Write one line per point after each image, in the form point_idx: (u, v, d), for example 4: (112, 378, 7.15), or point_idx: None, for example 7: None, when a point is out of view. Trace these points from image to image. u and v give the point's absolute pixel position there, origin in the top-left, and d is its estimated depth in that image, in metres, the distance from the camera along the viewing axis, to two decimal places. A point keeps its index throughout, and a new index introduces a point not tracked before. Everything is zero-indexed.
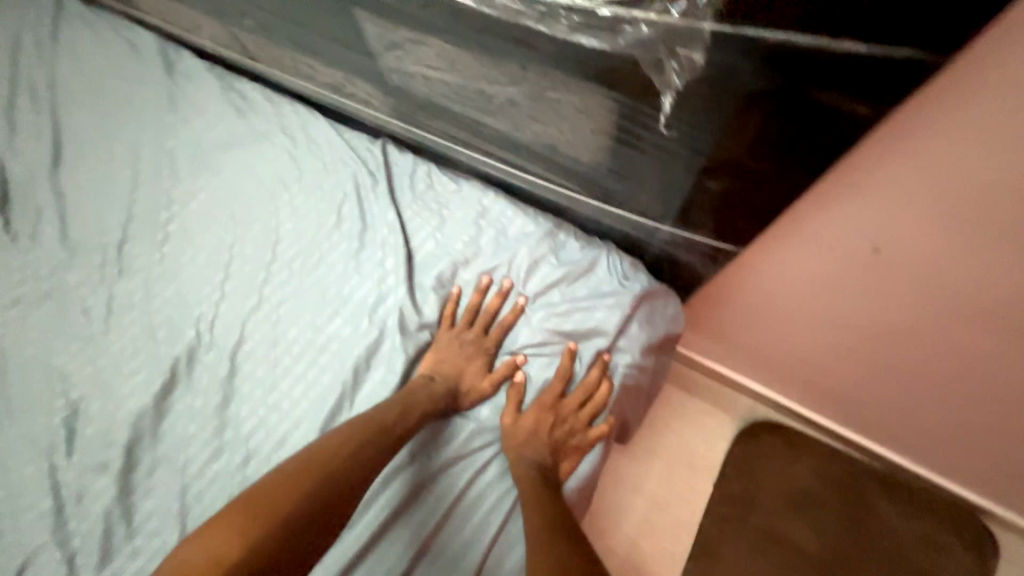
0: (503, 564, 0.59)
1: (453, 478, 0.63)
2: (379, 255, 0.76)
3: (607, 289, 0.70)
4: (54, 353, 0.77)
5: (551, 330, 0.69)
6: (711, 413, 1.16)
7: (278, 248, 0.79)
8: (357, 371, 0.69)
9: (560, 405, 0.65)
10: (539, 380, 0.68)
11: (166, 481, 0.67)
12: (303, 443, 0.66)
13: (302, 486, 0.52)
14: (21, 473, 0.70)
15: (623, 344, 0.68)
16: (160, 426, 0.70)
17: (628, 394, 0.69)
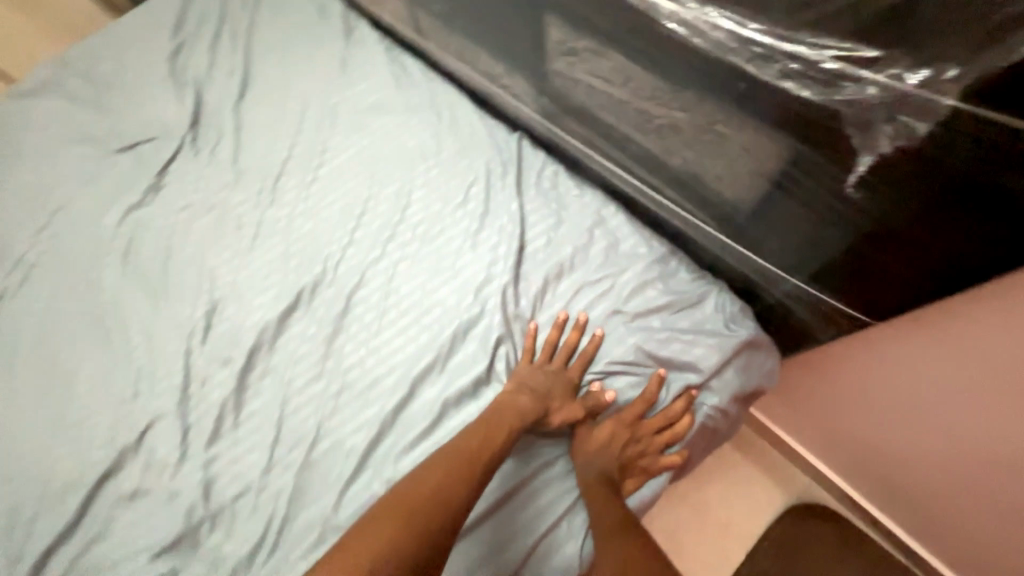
0: (559, 550, 0.62)
1: (519, 466, 0.66)
2: (495, 239, 0.80)
3: (710, 327, 0.69)
4: (207, 256, 0.89)
5: (643, 352, 0.69)
6: (762, 481, 1.13)
7: (407, 211, 0.86)
8: (453, 339, 0.75)
9: (637, 426, 0.66)
10: (619, 397, 0.68)
11: (273, 388, 0.77)
12: (394, 390, 0.73)
13: (407, 521, 0.55)
14: (162, 347, 0.82)
15: (715, 384, 0.67)
16: (277, 341, 0.80)
17: (706, 434, 0.68)
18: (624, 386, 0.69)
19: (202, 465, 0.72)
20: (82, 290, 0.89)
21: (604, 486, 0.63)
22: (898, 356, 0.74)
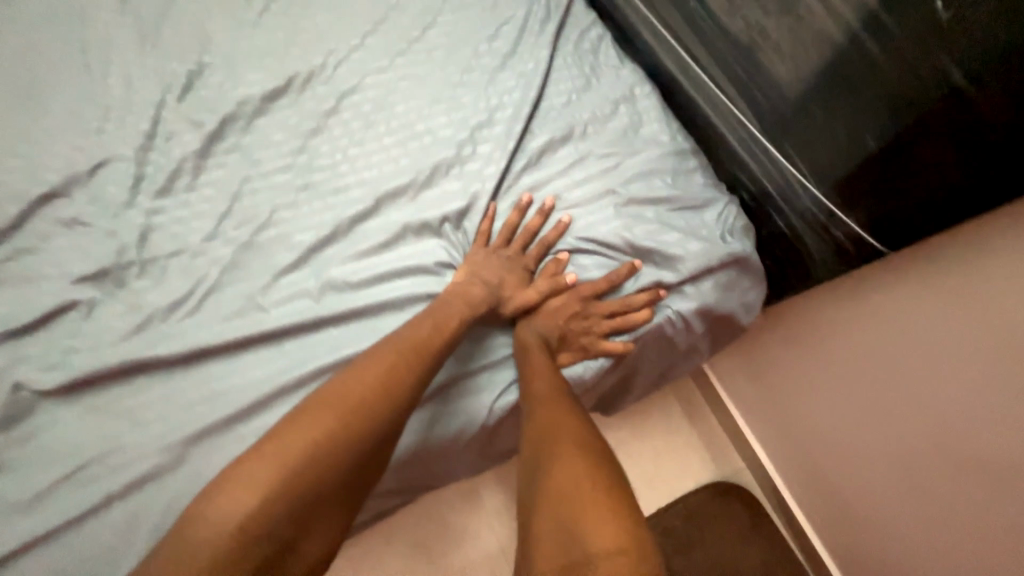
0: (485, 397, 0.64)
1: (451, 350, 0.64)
2: (513, 83, 0.72)
3: (704, 234, 0.63)
4: (208, 17, 0.82)
5: (625, 238, 0.62)
6: (694, 450, 1.12)
7: (429, 31, 0.77)
8: (434, 169, 0.68)
9: (590, 304, 0.62)
10: (582, 276, 0.63)
11: (237, 165, 0.72)
12: (356, 201, 0.68)
13: (335, 435, 0.51)
14: (136, 93, 0.77)
15: (686, 291, 0.62)
16: (255, 121, 0.74)
17: (658, 339, 0.65)
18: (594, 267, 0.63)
19: (147, 213, 0.69)
20: (66, 12, 0.82)
21: (538, 351, 0.62)
22: (856, 313, 0.76)
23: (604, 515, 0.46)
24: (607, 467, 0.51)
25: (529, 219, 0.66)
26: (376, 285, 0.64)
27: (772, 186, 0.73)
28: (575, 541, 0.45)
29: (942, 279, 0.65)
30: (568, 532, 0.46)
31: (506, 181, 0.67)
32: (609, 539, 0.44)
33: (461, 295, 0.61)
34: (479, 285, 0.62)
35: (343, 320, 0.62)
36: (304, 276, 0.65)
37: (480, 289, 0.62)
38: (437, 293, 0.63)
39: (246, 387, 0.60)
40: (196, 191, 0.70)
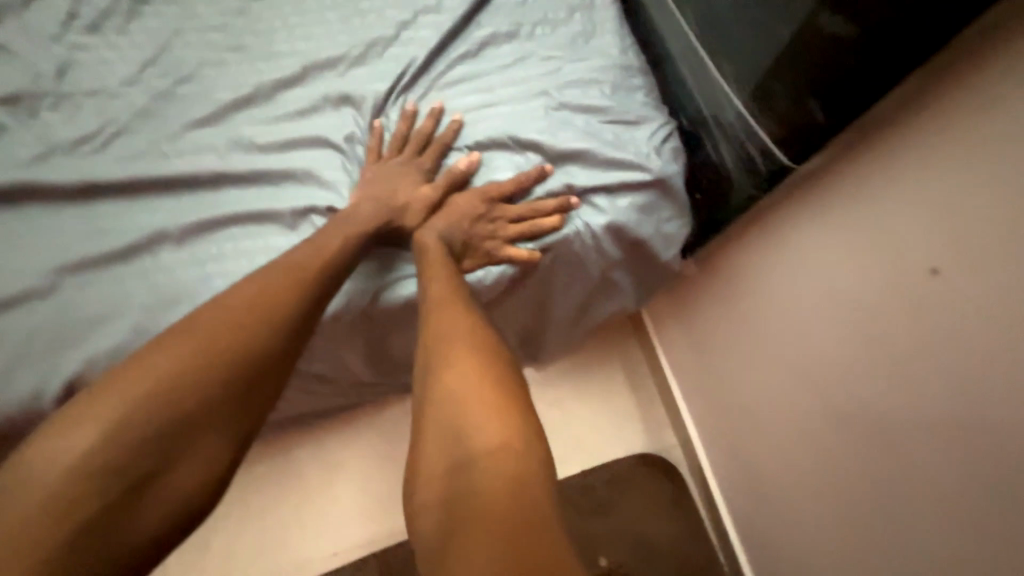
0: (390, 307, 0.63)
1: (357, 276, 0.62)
2: None
3: (631, 149, 0.59)
4: None
5: (546, 141, 0.59)
6: (629, 420, 1.06)
7: None
8: (367, 47, 0.65)
9: (496, 208, 0.59)
10: (494, 176, 0.60)
11: (172, 17, 0.69)
12: (282, 67, 0.65)
13: (193, 366, 0.42)
14: None
15: (601, 204, 0.59)
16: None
17: (568, 254, 0.62)
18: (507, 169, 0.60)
19: (70, 48, 0.67)
20: None
21: (438, 249, 0.57)
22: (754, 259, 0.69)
23: (491, 414, 0.42)
24: (500, 370, 0.45)
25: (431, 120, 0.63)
26: (281, 155, 0.61)
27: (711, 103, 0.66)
28: (460, 436, 0.41)
29: (830, 215, 0.58)
30: (452, 428, 0.42)
31: (439, 71, 0.64)
32: (496, 435, 0.40)
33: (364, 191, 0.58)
34: (383, 167, 0.60)
35: (239, 184, 0.60)
36: (213, 131, 0.62)
37: (385, 170, 0.59)
38: (344, 173, 0.61)
39: (128, 231, 0.57)
40: (124, 35, 0.68)
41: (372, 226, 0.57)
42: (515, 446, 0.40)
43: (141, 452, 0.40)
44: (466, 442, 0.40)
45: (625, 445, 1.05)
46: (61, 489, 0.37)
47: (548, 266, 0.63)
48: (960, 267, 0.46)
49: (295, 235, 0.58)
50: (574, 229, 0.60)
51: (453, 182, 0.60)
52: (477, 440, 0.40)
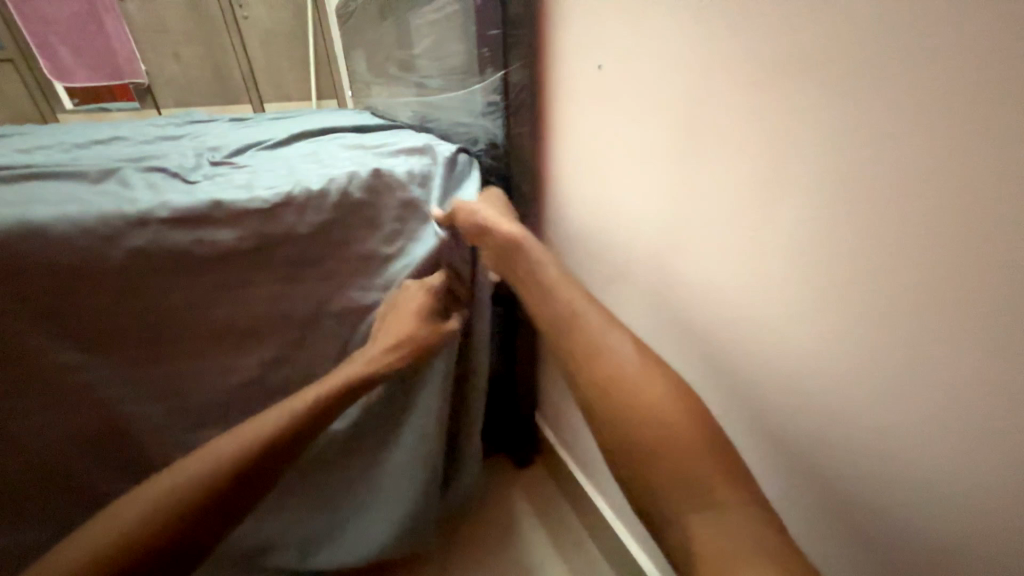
0: (245, 234, 0.59)
1: (197, 240, 0.56)
2: (328, 127, 1.01)
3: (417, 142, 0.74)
4: (131, 129, 1.19)
5: (348, 147, 0.73)
6: (540, 538, 0.94)
7: (279, 126, 1.13)
8: (226, 143, 0.86)
9: (296, 177, 0.64)
10: (299, 160, 0.70)
11: (66, 149, 0.88)
12: (145, 149, 0.81)
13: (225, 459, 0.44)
14: (33, 139, 1.01)
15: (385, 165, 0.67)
16: (124, 141, 0.94)
17: (366, 207, 0.64)
18: (316, 158, 0.70)
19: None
20: (34, 129, 1.18)
21: (276, 230, 0.60)
22: (574, 195, 0.72)
23: (718, 476, 0.39)
24: (698, 415, 0.44)
25: (258, 155, 0.74)
26: (109, 162, 0.67)
27: (466, 120, 0.82)
28: (698, 517, 0.37)
29: (576, 134, 0.67)
30: (689, 489, 0.39)
31: (293, 143, 0.83)
32: (739, 521, 0.36)
33: (172, 171, 0.64)
34: (199, 166, 0.68)
35: (32, 169, 0.61)
36: (81, 162, 0.69)
37: (201, 167, 0.68)
38: (163, 163, 0.66)
39: None
40: (32, 153, 0.82)
41: (165, 183, 0.60)
42: (767, 537, 0.35)
43: (120, 546, 0.39)
44: (731, 551, 0.34)
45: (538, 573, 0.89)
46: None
47: (346, 220, 0.64)
48: (635, 59, 0.53)
49: (86, 185, 0.57)
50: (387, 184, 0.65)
51: (252, 168, 0.66)
52: (733, 531, 0.36)
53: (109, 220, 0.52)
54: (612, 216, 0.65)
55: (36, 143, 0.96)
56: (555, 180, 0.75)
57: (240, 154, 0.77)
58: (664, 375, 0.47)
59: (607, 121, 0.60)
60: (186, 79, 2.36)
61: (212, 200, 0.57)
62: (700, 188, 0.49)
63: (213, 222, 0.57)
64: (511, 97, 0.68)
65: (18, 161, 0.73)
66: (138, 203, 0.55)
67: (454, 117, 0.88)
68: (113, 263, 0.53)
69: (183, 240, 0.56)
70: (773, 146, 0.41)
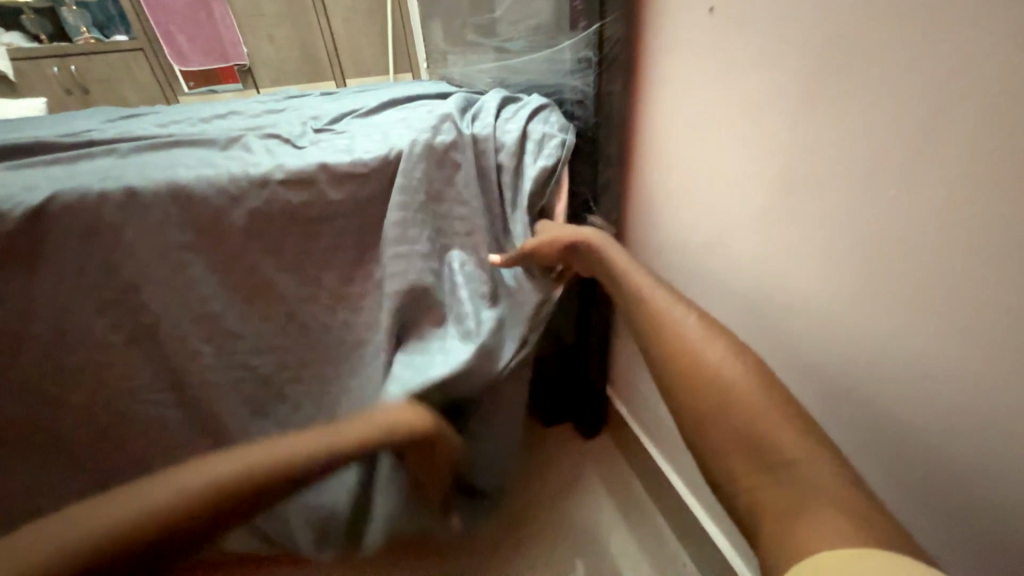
0: (347, 196, 0.63)
1: (307, 201, 0.61)
2: (414, 95, 1.03)
3: (521, 105, 0.74)
4: (239, 104, 1.30)
5: (437, 112, 0.75)
6: (609, 505, 0.95)
7: (366, 97, 1.18)
8: (323, 113, 0.92)
9: (390, 140, 0.66)
10: (393, 125, 0.73)
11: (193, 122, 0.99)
12: (256, 120, 0.89)
13: (282, 462, 0.32)
14: (166, 115, 1.15)
15: (480, 126, 0.69)
16: (237, 116, 1.04)
17: (446, 159, 0.66)
18: (409, 122, 0.72)
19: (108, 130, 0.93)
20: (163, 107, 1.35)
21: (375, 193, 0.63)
22: (668, 157, 0.67)
23: (793, 436, 0.35)
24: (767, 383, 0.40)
25: (354, 123, 0.78)
26: (229, 132, 0.75)
27: (553, 80, 0.79)
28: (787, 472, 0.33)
29: (675, 86, 0.62)
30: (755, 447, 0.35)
31: (383, 111, 0.86)
32: (824, 476, 0.32)
33: (282, 138, 0.69)
34: (304, 133, 0.73)
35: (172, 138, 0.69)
36: (208, 131, 0.78)
37: (306, 134, 0.73)
38: (274, 131, 0.72)
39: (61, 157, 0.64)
40: (168, 126, 0.93)
41: (277, 149, 0.65)
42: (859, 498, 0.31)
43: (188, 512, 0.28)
44: (806, 495, 0.31)
45: (607, 537, 0.90)
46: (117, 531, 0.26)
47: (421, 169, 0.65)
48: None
49: (215, 150, 0.64)
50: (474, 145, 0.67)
51: (352, 135, 0.70)
52: (809, 482, 0.32)
53: (236, 180, 0.58)
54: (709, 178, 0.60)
55: (168, 119, 1.08)
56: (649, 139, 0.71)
57: (338, 122, 0.81)
58: (722, 339, 0.44)
59: (688, 127, 0.61)
60: (280, 60, 2.54)
61: (319, 163, 0.61)
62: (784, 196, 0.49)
63: (320, 184, 0.61)
64: (606, 50, 0.64)
65: (157, 133, 0.83)
66: (259, 165, 0.60)
67: (538, 79, 0.86)
68: (239, 221, 0.59)
69: (296, 201, 0.61)
70: (868, 166, 0.40)
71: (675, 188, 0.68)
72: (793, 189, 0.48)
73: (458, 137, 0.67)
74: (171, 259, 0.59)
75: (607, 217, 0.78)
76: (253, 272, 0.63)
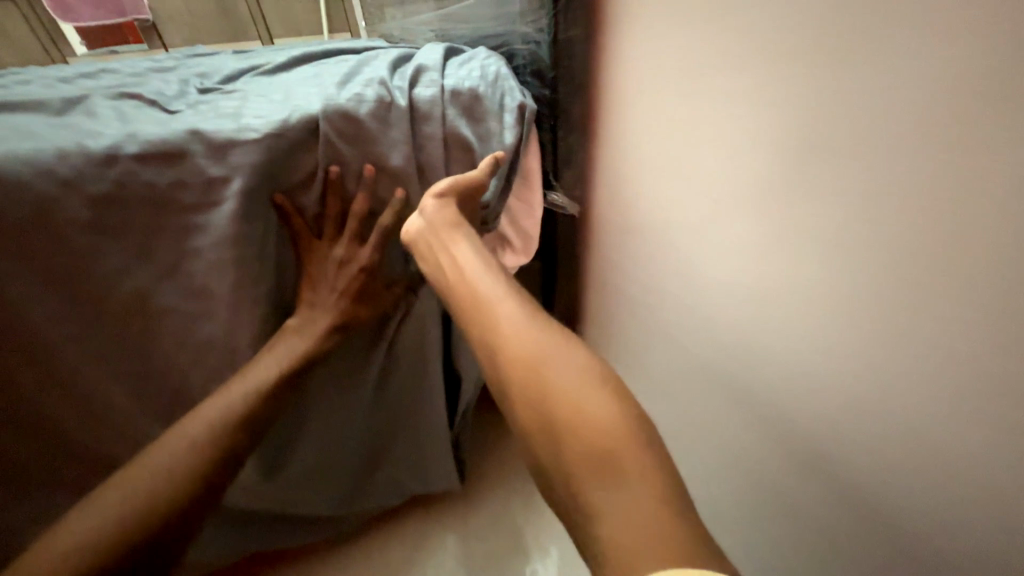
0: (234, 173, 0.48)
1: (179, 184, 0.47)
2: (339, 50, 0.86)
3: (474, 59, 0.60)
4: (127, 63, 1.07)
5: (359, 65, 0.60)
6: None
7: (284, 53, 0.99)
8: (221, 71, 0.74)
9: (291, 101, 0.52)
10: (302, 83, 0.57)
11: (54, 82, 0.79)
12: (129, 78, 0.70)
13: (210, 428, 0.48)
14: (27, 75, 0.93)
15: (425, 81, 0.55)
16: (113, 74, 0.83)
17: (378, 126, 0.52)
18: (322, 80, 0.57)
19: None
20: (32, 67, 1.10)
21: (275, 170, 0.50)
22: (641, 132, 0.59)
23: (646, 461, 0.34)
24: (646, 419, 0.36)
25: (252, 81, 0.62)
26: (75, 95, 0.57)
27: (503, 26, 0.66)
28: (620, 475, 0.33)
29: (647, 51, 0.54)
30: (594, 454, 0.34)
31: (296, 67, 0.70)
32: (659, 481, 0.33)
33: (143, 98, 0.52)
34: (181, 93, 0.56)
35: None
36: (54, 91, 0.60)
37: (182, 94, 0.56)
38: (134, 90, 0.55)
39: None
40: (14, 87, 0.73)
41: (132, 114, 0.49)
42: None
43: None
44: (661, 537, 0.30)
45: (578, 537, 0.84)
46: (72, 546, 0.39)
47: (345, 142, 0.51)
48: None
49: (42, 116, 0.48)
50: (413, 110, 0.53)
51: (244, 97, 0.54)
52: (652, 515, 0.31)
53: (67, 158, 0.43)
54: (690, 158, 0.53)
55: (25, 79, 0.86)
56: (618, 111, 0.62)
57: (233, 79, 0.65)
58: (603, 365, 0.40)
59: (656, 136, 0.57)
60: (191, 14, 2.18)
61: (189, 131, 0.46)
62: (745, 224, 0.48)
63: (193, 160, 0.46)
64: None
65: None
66: (103, 135, 0.45)
67: (484, 27, 0.72)
68: (79, 212, 0.44)
69: (161, 185, 0.46)
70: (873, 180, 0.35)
71: (646, 173, 0.60)
72: (793, 171, 0.41)
73: (391, 100, 0.52)
74: None
75: (570, 194, 0.68)
76: (115, 278, 0.48)
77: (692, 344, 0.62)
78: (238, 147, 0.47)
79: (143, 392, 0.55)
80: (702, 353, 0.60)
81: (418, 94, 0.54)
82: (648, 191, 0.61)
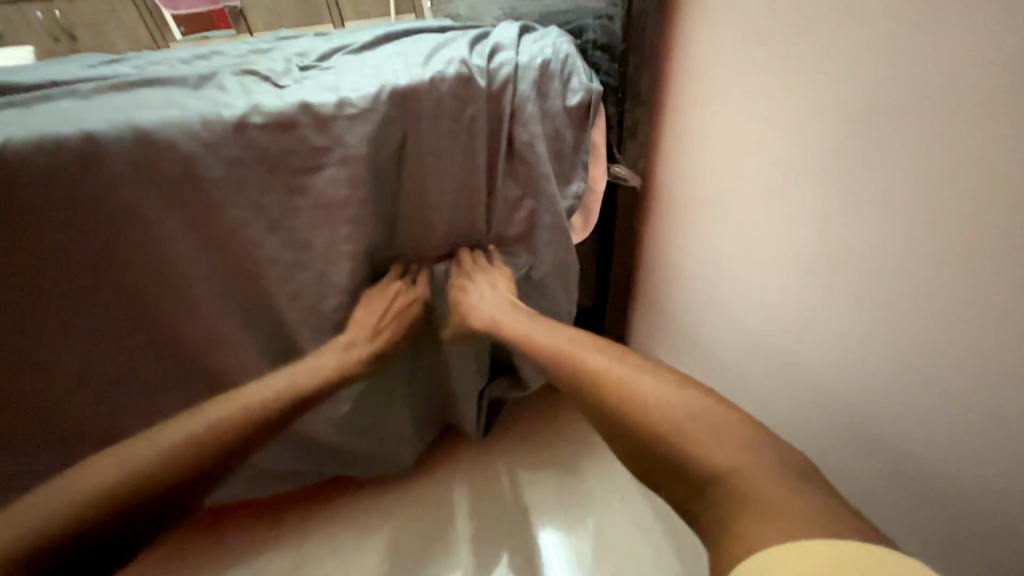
0: (335, 141, 0.55)
1: (291, 150, 0.54)
2: (413, 29, 0.91)
3: (546, 37, 0.63)
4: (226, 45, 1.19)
5: (439, 43, 0.64)
6: (625, 464, 0.93)
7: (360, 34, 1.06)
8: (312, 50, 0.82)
9: (382, 77, 0.57)
10: (389, 60, 0.63)
11: (173, 63, 0.90)
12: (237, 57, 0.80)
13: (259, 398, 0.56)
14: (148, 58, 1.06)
15: (500, 59, 0.58)
16: (219, 55, 0.94)
17: (458, 100, 0.57)
18: (406, 58, 0.62)
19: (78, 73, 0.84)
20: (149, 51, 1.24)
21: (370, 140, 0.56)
22: (709, 107, 0.59)
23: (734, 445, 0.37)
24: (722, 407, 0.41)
25: (343, 59, 0.69)
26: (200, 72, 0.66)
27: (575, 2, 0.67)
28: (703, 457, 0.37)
29: (723, 25, 0.54)
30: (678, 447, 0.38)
31: (379, 46, 0.76)
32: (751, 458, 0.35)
33: (258, 75, 0.60)
34: (286, 70, 0.64)
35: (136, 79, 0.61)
36: (182, 69, 0.69)
37: (288, 71, 0.64)
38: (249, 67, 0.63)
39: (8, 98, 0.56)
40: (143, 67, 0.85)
41: (252, 89, 0.56)
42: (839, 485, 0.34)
43: (44, 535, 0.40)
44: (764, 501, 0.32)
45: (624, 493, 0.89)
46: (121, 469, 0.46)
47: (427, 115, 0.56)
48: None
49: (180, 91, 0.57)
50: (488, 86, 0.57)
51: (340, 74, 0.61)
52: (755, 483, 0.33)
53: (207, 126, 0.51)
54: (761, 133, 0.53)
55: (148, 61, 0.99)
56: (686, 87, 0.62)
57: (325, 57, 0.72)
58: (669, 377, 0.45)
59: (725, 111, 0.57)
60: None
61: (300, 103, 0.53)
62: (811, 197, 0.49)
63: (303, 129, 0.54)
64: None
65: (130, 74, 0.74)
66: (233, 107, 0.53)
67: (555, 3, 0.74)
68: (213, 172, 0.53)
69: (277, 151, 0.54)
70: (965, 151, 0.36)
71: (711, 149, 0.61)
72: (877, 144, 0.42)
73: (470, 76, 0.56)
74: (132, 219, 0.53)
75: (632, 168, 0.70)
76: (238, 229, 0.57)
77: (748, 317, 0.63)
78: (339, 117, 0.54)
79: (251, 329, 0.65)
80: (758, 326, 0.62)
81: (494, 71, 0.58)
82: (712, 168, 0.62)
